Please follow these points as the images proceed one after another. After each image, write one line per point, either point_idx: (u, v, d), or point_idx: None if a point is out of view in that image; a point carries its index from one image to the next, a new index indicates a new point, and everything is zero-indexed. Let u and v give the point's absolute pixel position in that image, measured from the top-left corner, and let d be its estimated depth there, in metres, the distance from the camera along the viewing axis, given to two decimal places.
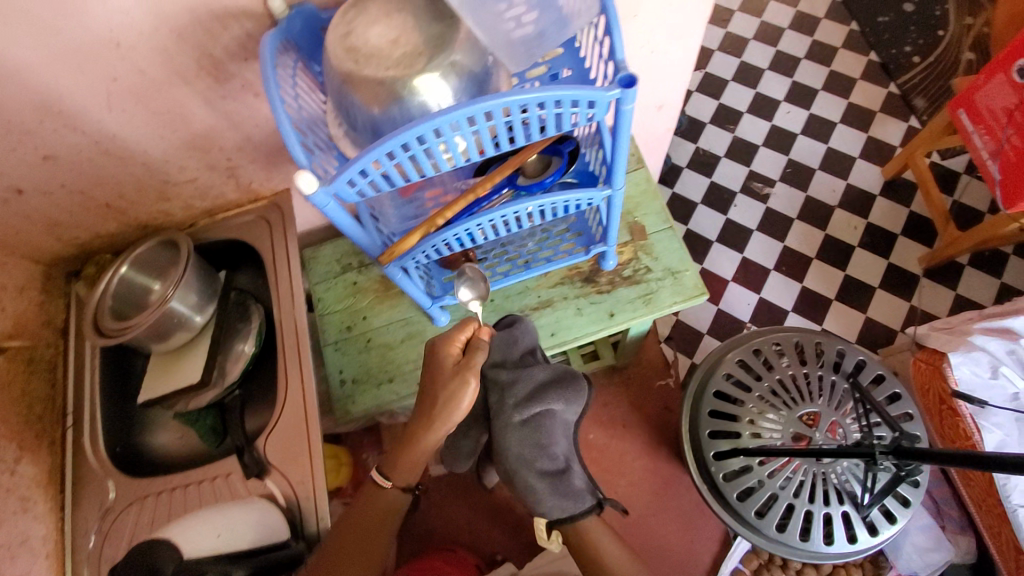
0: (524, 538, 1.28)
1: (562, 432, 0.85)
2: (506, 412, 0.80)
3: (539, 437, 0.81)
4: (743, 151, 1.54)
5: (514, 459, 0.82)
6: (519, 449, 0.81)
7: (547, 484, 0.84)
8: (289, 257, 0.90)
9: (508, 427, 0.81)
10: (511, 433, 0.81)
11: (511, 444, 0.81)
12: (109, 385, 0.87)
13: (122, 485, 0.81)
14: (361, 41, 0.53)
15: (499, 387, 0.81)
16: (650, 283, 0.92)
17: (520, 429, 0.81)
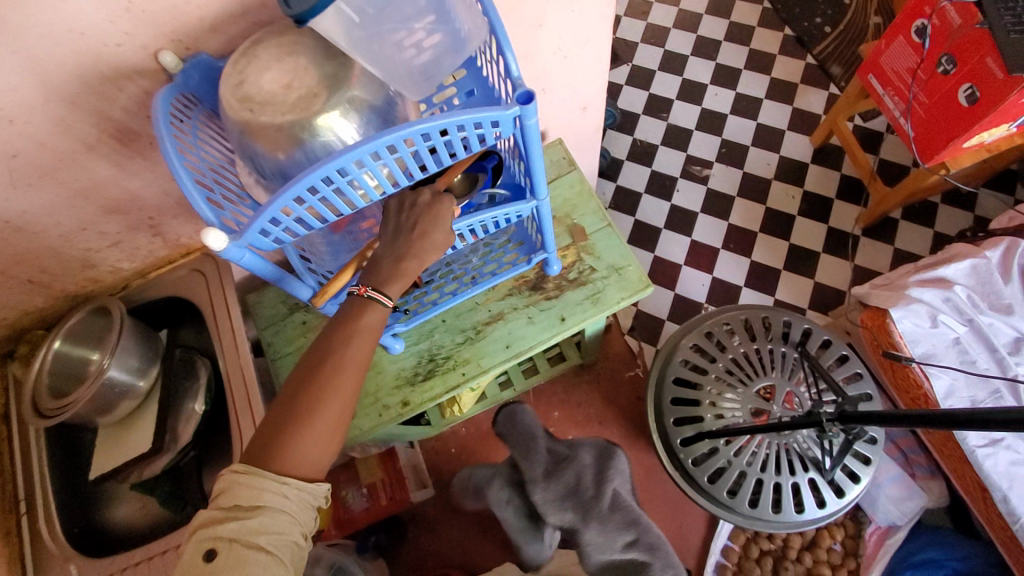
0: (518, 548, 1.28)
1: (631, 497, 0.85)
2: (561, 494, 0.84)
3: (629, 517, 0.80)
4: (678, 137, 1.57)
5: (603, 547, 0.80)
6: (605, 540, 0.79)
7: (648, 561, 0.79)
8: (229, 305, 0.88)
9: (596, 519, 0.80)
10: (591, 525, 0.80)
11: (601, 537, 0.79)
12: (59, 465, 0.84)
13: (86, 567, 0.78)
14: (254, 89, 0.52)
15: (557, 487, 0.84)
16: (595, 282, 0.93)
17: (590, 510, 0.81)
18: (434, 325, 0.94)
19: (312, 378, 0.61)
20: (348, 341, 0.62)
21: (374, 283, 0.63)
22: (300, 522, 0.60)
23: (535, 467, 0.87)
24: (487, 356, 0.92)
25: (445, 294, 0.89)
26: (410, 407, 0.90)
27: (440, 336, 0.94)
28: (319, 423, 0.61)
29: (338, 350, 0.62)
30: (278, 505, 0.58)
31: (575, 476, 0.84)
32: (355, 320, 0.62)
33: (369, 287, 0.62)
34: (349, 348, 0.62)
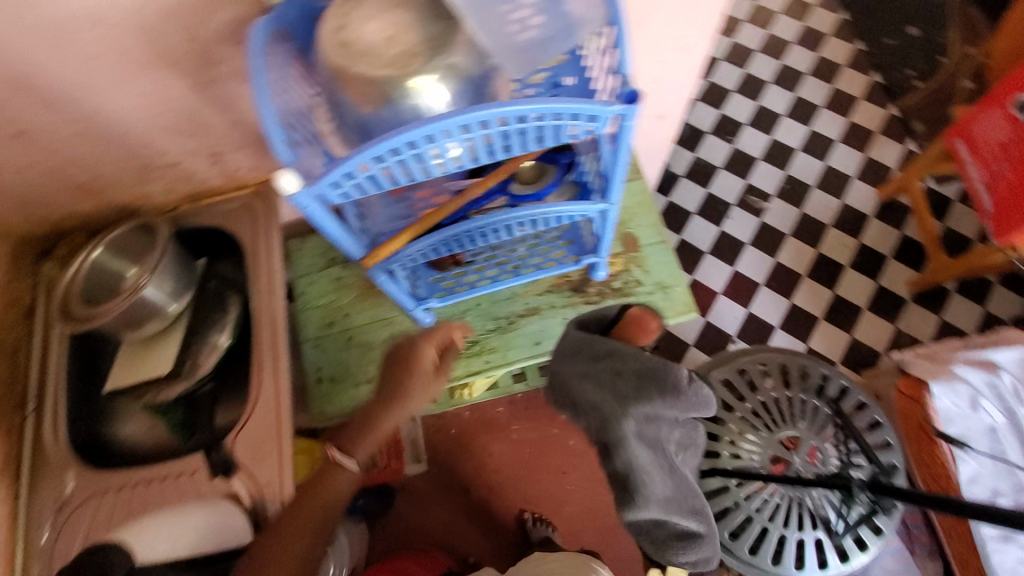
0: (501, 540, 1.28)
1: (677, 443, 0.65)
2: (661, 490, 0.62)
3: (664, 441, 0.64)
4: (741, 164, 1.53)
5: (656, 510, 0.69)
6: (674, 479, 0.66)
7: (693, 537, 0.69)
8: (271, 247, 0.86)
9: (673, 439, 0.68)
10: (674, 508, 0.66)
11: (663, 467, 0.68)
12: (75, 372, 0.82)
13: (83, 477, 0.77)
14: (355, 36, 0.50)
15: (651, 464, 0.62)
16: (638, 296, 0.91)
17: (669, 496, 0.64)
18: (468, 307, 0.93)
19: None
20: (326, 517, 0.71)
21: (349, 432, 0.75)
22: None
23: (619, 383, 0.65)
24: (515, 349, 0.91)
25: (484, 278, 0.88)
26: None
27: (471, 320, 0.92)
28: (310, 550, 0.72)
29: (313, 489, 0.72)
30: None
31: (662, 456, 0.64)
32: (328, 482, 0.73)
33: (337, 449, 0.74)
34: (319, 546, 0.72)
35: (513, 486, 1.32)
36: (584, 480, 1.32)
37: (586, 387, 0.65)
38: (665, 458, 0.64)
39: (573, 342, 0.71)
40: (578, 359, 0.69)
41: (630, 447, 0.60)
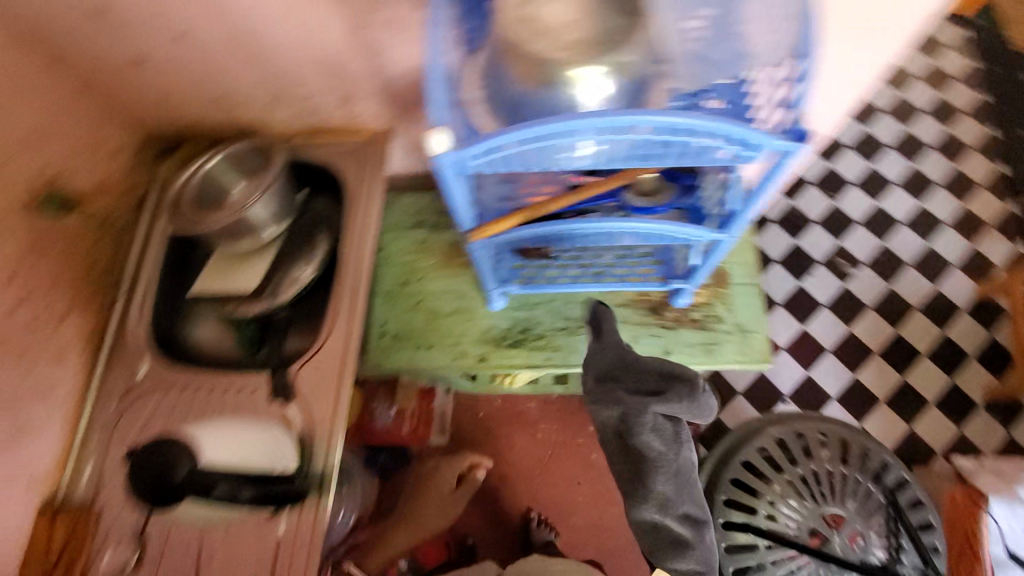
0: (501, 531, 1.30)
1: (678, 472, 0.77)
2: (665, 485, 0.76)
3: (680, 472, 0.77)
4: (838, 223, 1.46)
5: (672, 518, 0.77)
6: (676, 494, 0.77)
7: (688, 544, 0.78)
8: (371, 197, 0.87)
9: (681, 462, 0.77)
10: (680, 504, 0.77)
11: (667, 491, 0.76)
12: (168, 267, 0.87)
13: (154, 368, 0.81)
14: (538, 14, 0.49)
15: (668, 465, 0.75)
16: (715, 333, 0.88)
17: (673, 492, 0.76)
18: (541, 300, 0.92)
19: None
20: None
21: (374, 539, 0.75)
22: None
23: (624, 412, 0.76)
24: (577, 354, 0.90)
25: (566, 276, 0.88)
26: (485, 365, 0.90)
27: (541, 314, 0.92)
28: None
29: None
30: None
31: (677, 461, 0.76)
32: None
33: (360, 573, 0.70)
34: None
35: (525, 483, 1.32)
36: (596, 496, 1.31)
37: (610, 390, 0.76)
38: (686, 474, 0.77)
39: (611, 354, 0.77)
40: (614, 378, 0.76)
41: (644, 441, 0.74)
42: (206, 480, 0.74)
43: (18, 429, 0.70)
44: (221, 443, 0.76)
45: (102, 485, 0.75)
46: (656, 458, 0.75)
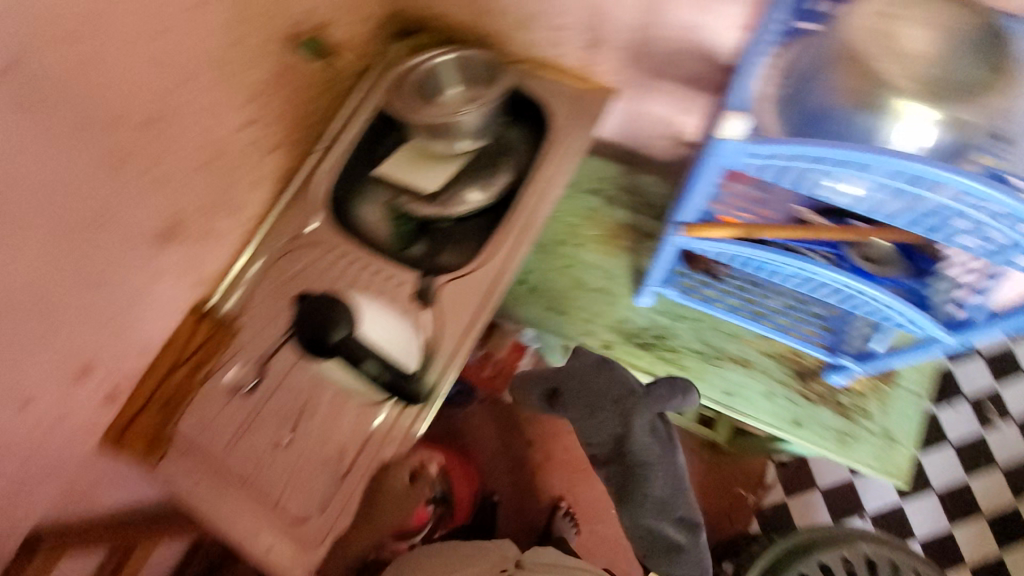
0: (524, 504, 1.32)
1: (673, 474, 0.76)
2: (660, 491, 0.76)
3: (674, 474, 0.77)
4: (1009, 367, 1.30)
5: (668, 523, 0.77)
6: (671, 498, 0.76)
7: (683, 549, 0.79)
8: (569, 148, 0.85)
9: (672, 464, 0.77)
10: (677, 508, 0.77)
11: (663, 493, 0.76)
12: (364, 140, 0.91)
13: (323, 226, 0.86)
14: (899, 36, 0.51)
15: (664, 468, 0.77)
16: (856, 426, 0.81)
17: (668, 497, 0.77)
18: (687, 316, 0.87)
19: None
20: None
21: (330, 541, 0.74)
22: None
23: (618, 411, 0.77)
24: (703, 384, 0.83)
25: (725, 302, 0.84)
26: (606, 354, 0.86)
27: (682, 330, 0.86)
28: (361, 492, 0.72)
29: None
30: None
31: (672, 464, 0.77)
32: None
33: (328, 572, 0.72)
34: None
35: (566, 471, 1.33)
36: None
37: (592, 399, 0.76)
38: (680, 480, 0.77)
39: (585, 367, 0.78)
40: (593, 388, 0.77)
41: (638, 446, 0.75)
42: (357, 351, 0.76)
43: (206, 233, 0.77)
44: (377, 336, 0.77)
45: (247, 310, 0.81)
46: (653, 461, 0.76)
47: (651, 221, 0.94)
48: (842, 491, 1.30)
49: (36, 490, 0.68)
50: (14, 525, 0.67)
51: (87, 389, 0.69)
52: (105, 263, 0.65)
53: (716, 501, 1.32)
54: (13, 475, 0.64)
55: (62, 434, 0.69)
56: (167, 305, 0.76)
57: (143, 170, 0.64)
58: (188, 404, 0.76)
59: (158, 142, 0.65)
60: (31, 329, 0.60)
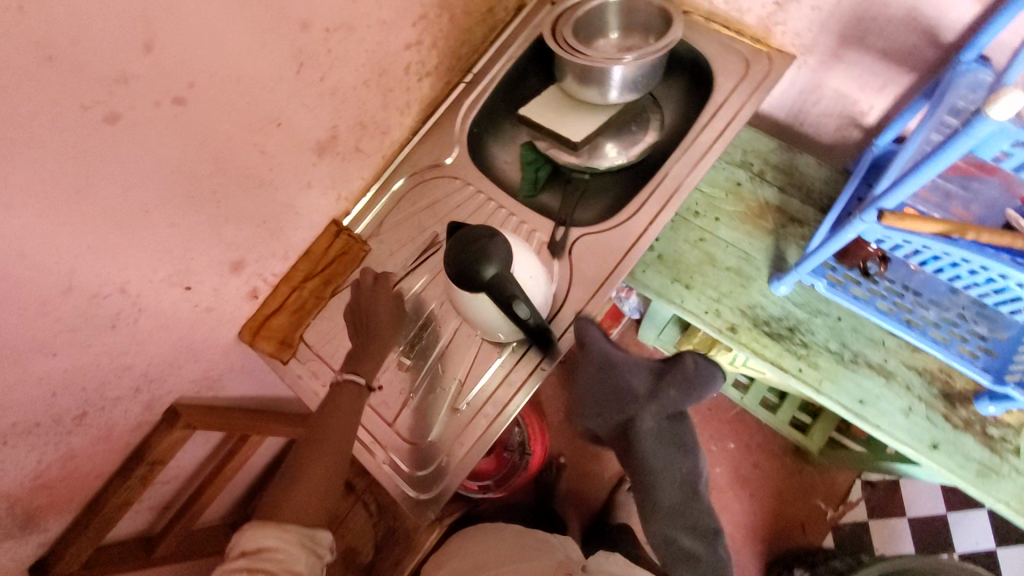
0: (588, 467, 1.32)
1: (682, 480, 0.80)
2: (670, 500, 0.80)
3: (684, 478, 0.80)
4: None
5: (682, 532, 0.82)
6: (679, 505, 0.81)
7: (702, 557, 0.84)
8: (736, 110, 0.79)
9: (681, 468, 0.80)
10: (691, 516, 0.81)
11: (667, 498, 0.79)
12: (511, 78, 0.89)
13: (461, 159, 0.85)
14: None
15: (675, 476, 0.79)
16: (1002, 461, 0.73)
17: (677, 506, 0.81)
18: (826, 312, 0.81)
19: (293, 454, 0.71)
20: (354, 421, 0.71)
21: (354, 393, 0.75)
22: (307, 564, 0.64)
23: (621, 405, 0.78)
24: (832, 384, 0.78)
25: (877, 304, 0.77)
26: (731, 336, 0.82)
27: (818, 325, 0.81)
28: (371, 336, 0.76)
29: (322, 406, 0.73)
30: (281, 550, 0.63)
31: (680, 472, 0.80)
32: (335, 398, 0.73)
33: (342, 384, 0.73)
34: (354, 425, 0.71)
35: None
36: None
37: (600, 401, 0.78)
38: (693, 487, 0.81)
39: (590, 363, 0.76)
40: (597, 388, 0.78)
41: (646, 447, 0.77)
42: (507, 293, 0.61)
43: (356, 150, 0.79)
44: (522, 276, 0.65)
45: (381, 232, 0.84)
46: (660, 471, 0.78)
47: (800, 204, 0.87)
48: (935, 527, 1.21)
49: (184, 365, 0.75)
50: (161, 394, 0.75)
51: (238, 282, 0.73)
52: (272, 164, 0.68)
53: (791, 507, 1.26)
54: (169, 347, 0.71)
55: (212, 321, 0.73)
56: (312, 215, 0.79)
57: (319, 78, 0.66)
58: (315, 314, 0.80)
59: (335, 51, 0.66)
60: (206, 216, 0.63)
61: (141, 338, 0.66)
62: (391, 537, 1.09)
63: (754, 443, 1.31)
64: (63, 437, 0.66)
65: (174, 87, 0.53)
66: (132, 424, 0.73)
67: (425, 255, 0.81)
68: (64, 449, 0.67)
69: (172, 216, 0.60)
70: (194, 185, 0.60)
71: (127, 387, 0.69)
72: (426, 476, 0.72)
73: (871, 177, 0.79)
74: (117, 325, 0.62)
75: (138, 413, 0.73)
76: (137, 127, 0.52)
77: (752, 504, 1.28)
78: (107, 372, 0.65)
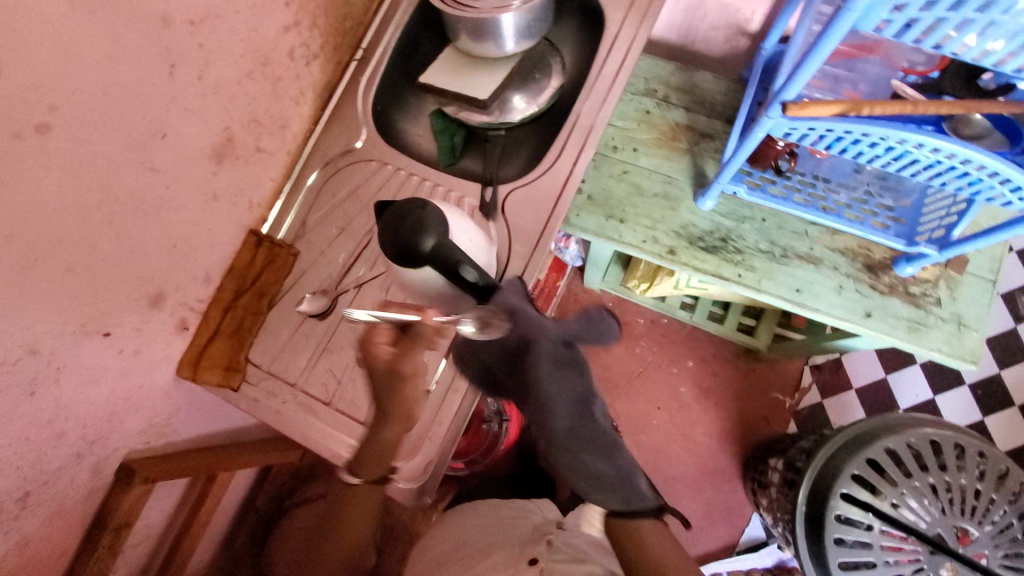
0: None
1: (572, 410, 0.64)
2: (568, 424, 0.65)
3: (588, 417, 0.66)
4: None
5: (591, 452, 0.66)
6: (569, 425, 0.65)
7: (610, 476, 0.67)
8: (632, 38, 0.80)
9: (580, 405, 0.65)
10: (602, 435, 0.67)
11: (559, 416, 0.64)
12: (402, 46, 0.86)
13: (371, 140, 0.82)
14: None
15: (568, 393, 0.64)
16: (928, 315, 0.80)
17: (586, 433, 0.66)
18: (752, 216, 0.85)
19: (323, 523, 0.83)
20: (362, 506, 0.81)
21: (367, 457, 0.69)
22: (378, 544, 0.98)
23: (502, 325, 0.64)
24: (771, 281, 0.83)
25: (793, 199, 0.82)
26: (673, 258, 0.84)
27: (747, 230, 0.85)
28: (378, 438, 0.67)
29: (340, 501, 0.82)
30: None
31: (580, 395, 0.65)
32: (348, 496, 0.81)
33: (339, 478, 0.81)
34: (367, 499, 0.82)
35: (606, 389, 1.38)
36: (671, 425, 1.36)
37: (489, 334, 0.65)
38: (589, 402, 0.66)
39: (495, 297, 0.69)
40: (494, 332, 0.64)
41: (541, 376, 0.62)
42: (455, 259, 0.59)
43: (258, 150, 0.74)
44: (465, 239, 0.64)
45: (305, 230, 0.80)
46: (554, 397, 0.63)
47: (707, 119, 0.90)
48: (877, 391, 1.33)
49: (126, 417, 0.70)
50: (108, 453, 0.69)
51: (162, 316, 0.69)
52: (168, 181, 0.62)
53: (753, 406, 1.35)
54: (102, 402, 0.65)
55: (144, 363, 0.69)
56: (225, 228, 0.74)
57: (197, 77, 0.61)
58: (257, 330, 0.77)
59: (207, 45, 0.61)
60: (107, 252, 0.58)
61: (68, 397, 0.60)
62: (392, 533, 1.10)
63: (709, 356, 1.39)
64: (9, 524, 0.60)
65: (35, 114, 0.47)
66: (83, 491, 0.68)
67: (359, 247, 0.78)
68: (14, 537, 0.61)
69: (70, 259, 0.54)
70: (86, 220, 0.55)
71: (67, 454, 0.64)
72: (412, 464, 0.71)
73: (766, 81, 0.82)
74: (39, 391, 0.56)
75: (87, 479, 0.68)
76: (4, 164, 0.46)
77: (720, 412, 1.36)
78: (42, 443, 0.59)
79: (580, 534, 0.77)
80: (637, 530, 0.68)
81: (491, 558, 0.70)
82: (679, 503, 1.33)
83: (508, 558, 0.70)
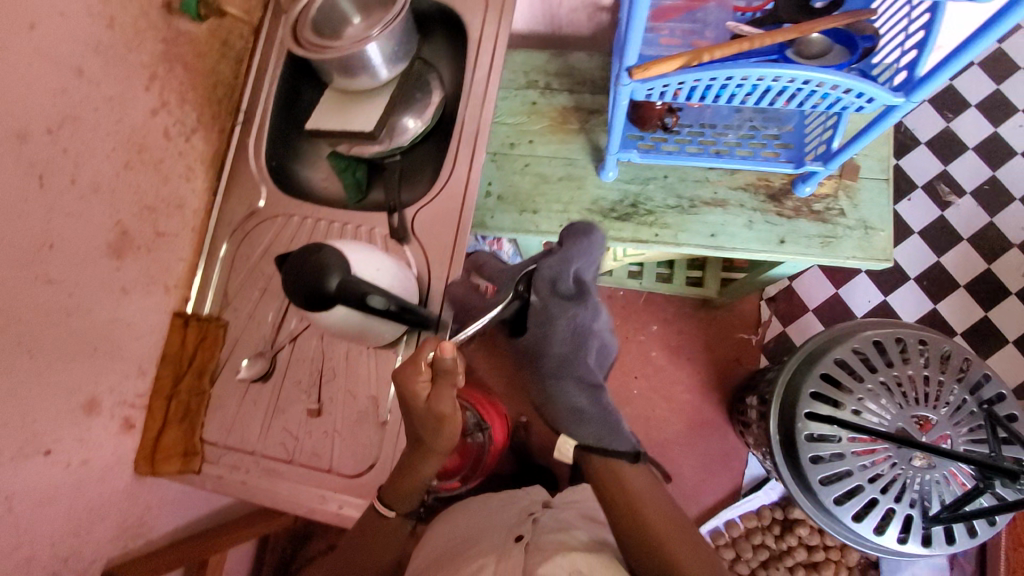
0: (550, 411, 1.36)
1: (569, 335, 0.70)
2: (562, 350, 0.70)
3: (579, 347, 0.71)
4: (949, 145, 1.39)
5: (577, 381, 0.70)
6: (559, 351, 0.70)
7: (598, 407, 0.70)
8: (495, 37, 0.82)
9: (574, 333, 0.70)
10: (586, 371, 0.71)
11: (553, 341, 0.69)
12: (281, 98, 0.87)
13: (273, 196, 0.83)
14: None
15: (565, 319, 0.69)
16: (837, 227, 0.84)
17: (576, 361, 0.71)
18: (654, 176, 0.89)
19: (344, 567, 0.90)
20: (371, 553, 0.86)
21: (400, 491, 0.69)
22: None
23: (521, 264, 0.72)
24: (687, 232, 0.86)
25: (685, 151, 0.85)
26: None
27: (654, 190, 0.88)
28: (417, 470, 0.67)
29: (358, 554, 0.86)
30: None
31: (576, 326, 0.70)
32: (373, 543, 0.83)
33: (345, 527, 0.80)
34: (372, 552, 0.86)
35: None
36: (651, 390, 1.39)
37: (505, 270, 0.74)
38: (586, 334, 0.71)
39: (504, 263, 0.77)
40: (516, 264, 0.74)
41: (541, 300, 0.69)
42: (364, 290, 0.61)
43: (159, 235, 0.75)
44: (371, 269, 0.65)
45: (229, 299, 0.80)
46: (548, 321, 0.69)
47: (591, 97, 0.93)
48: (832, 306, 1.37)
49: (94, 527, 0.70)
50: (85, 567, 0.69)
51: (102, 420, 0.69)
52: (71, 288, 0.63)
53: (722, 351, 1.39)
54: (64, 519, 0.65)
55: (96, 469, 0.69)
56: (146, 318, 0.74)
57: (70, 181, 0.61)
58: (205, 411, 0.77)
59: (72, 148, 0.61)
60: (25, 373, 0.58)
61: (26, 524, 0.60)
62: None
63: (670, 316, 1.42)
64: None
65: None
66: None
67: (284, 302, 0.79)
68: None
69: None
70: None
71: None
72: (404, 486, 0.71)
73: None
74: None
75: None
76: None
77: (694, 365, 1.39)
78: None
79: (566, 510, 0.77)
80: (623, 479, 0.66)
81: (480, 542, 0.72)
82: (678, 461, 1.36)
83: (497, 540, 0.70)
